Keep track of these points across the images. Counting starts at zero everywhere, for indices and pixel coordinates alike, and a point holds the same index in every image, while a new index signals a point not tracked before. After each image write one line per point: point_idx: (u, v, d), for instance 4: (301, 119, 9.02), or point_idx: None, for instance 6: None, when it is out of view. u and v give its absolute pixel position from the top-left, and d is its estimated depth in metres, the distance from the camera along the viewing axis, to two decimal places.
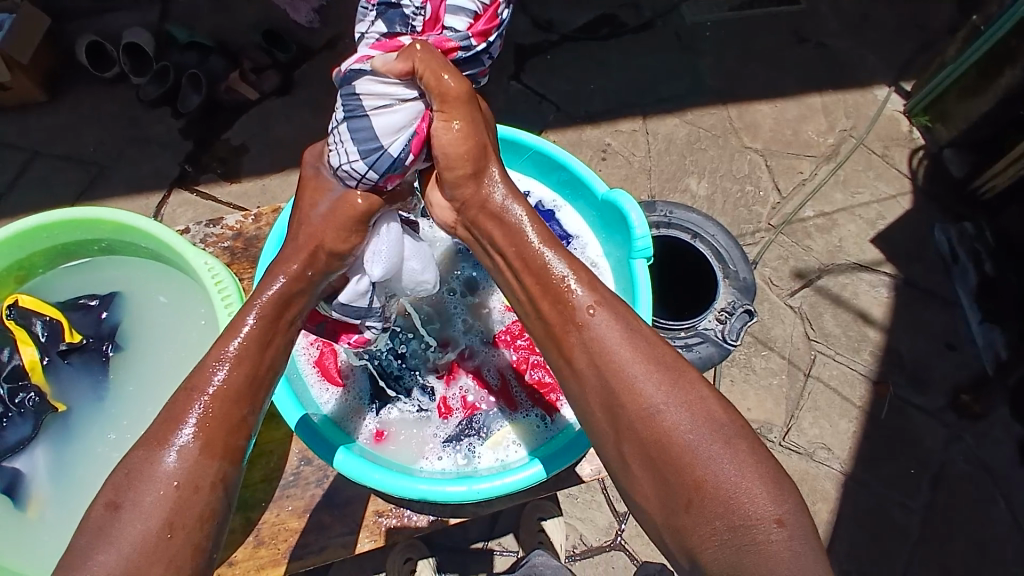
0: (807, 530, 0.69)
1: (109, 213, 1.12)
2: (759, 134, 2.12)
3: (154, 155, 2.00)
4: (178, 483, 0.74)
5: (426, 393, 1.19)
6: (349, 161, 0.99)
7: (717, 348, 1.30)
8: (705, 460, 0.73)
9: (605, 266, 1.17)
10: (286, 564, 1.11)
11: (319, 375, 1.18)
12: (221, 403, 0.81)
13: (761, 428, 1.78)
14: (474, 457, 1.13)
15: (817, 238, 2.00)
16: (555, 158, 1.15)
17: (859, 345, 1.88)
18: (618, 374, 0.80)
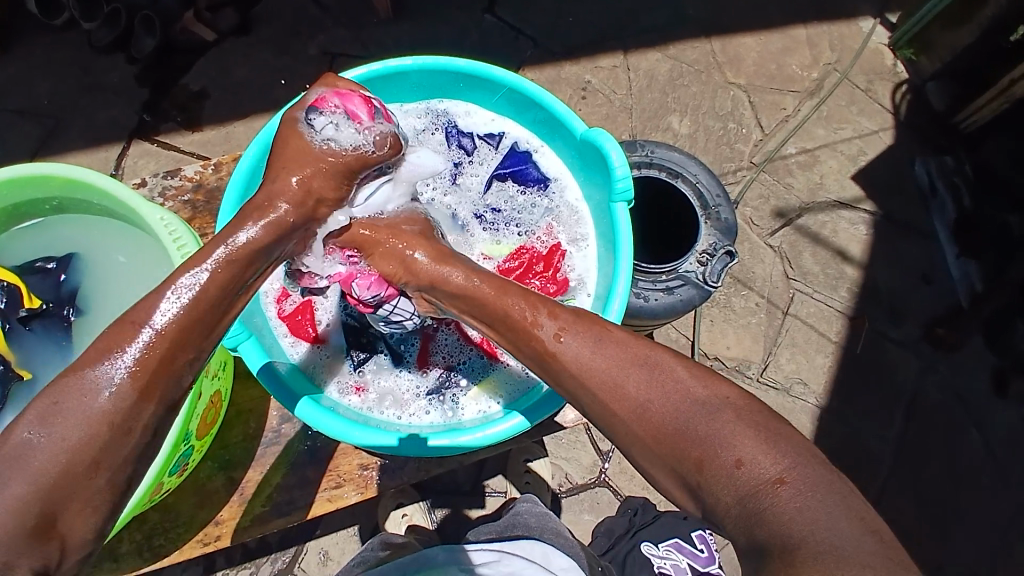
0: (817, 480, 0.62)
1: (56, 168, 1.05)
2: (742, 68, 2.05)
3: (110, 105, 1.88)
4: (113, 419, 0.67)
5: (405, 348, 1.16)
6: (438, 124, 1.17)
7: (698, 291, 1.30)
8: (700, 439, 0.67)
9: (585, 211, 1.14)
10: (273, 518, 1.11)
11: (292, 334, 1.15)
12: (169, 342, 0.73)
13: (738, 365, 1.81)
14: (459, 408, 1.13)
15: (798, 175, 1.98)
16: (530, 97, 1.08)
17: (837, 283, 1.89)
18: (600, 382, 0.75)
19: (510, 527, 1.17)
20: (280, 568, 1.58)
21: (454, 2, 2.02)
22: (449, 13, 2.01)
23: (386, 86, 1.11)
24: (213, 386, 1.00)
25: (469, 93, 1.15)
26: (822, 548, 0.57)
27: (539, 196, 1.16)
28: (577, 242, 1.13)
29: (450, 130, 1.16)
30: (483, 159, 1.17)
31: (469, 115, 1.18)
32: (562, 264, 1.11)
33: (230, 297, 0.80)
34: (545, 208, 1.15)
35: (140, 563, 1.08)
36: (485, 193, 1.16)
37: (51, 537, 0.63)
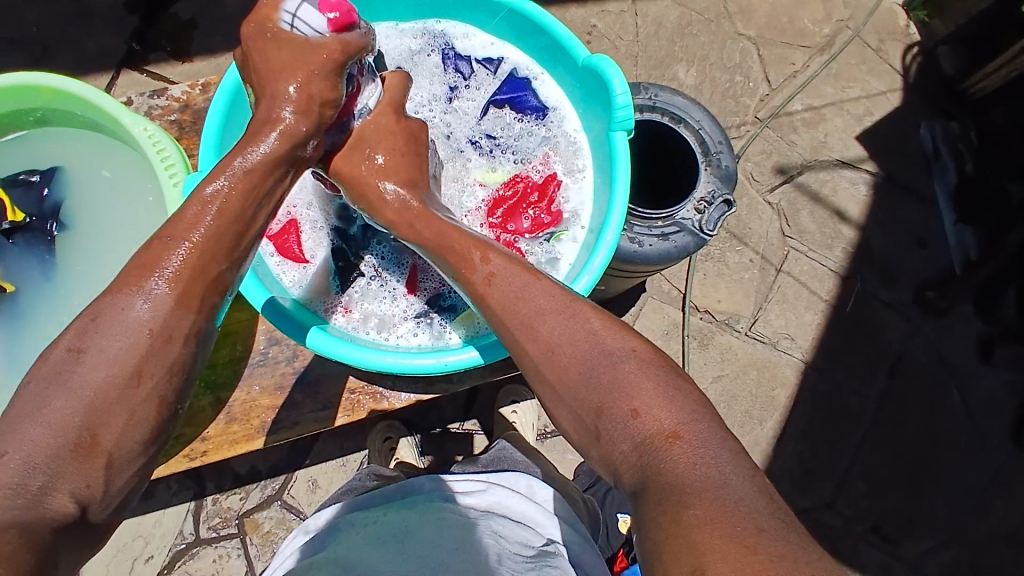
0: (708, 437, 0.67)
1: (42, 77, 1.02)
2: (753, 19, 1.99)
3: (99, 32, 1.81)
4: (150, 329, 0.70)
5: (395, 273, 1.14)
6: (430, 38, 1.13)
7: (694, 238, 1.29)
8: (606, 386, 0.72)
9: (583, 141, 1.10)
10: (258, 437, 1.12)
11: (280, 254, 1.13)
12: (204, 252, 0.76)
13: (727, 319, 1.81)
14: (446, 333, 1.11)
15: (803, 132, 1.94)
16: (532, 19, 1.04)
17: (832, 241, 1.89)
18: (517, 322, 0.80)
19: (495, 460, 1.18)
20: (270, 494, 1.62)
21: None
22: None
23: None
24: None
25: (468, 14, 1.11)
26: (713, 495, 0.61)
27: (536, 125, 1.12)
28: (573, 175, 1.10)
29: (446, 53, 1.12)
30: (480, 84, 1.13)
31: (467, 37, 1.13)
32: (556, 196, 1.08)
33: (258, 205, 0.82)
34: (542, 137, 1.12)
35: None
36: (480, 119, 1.12)
37: (97, 451, 0.65)
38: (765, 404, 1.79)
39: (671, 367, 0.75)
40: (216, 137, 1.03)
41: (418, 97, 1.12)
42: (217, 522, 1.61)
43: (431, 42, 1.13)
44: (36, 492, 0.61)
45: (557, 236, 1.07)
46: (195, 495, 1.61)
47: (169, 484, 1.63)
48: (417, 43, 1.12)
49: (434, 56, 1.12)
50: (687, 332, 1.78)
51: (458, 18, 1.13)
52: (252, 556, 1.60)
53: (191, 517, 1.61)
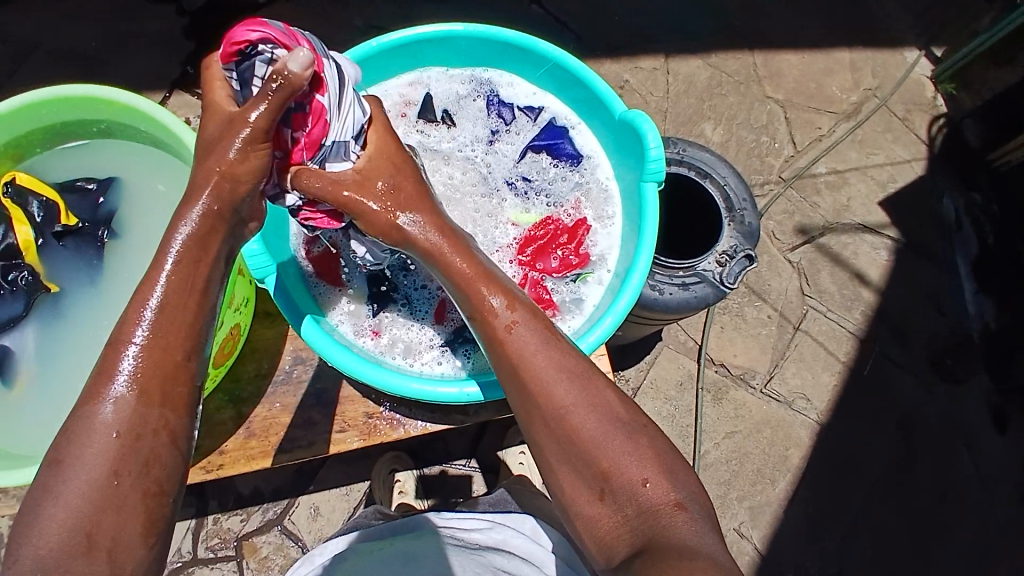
0: (705, 511, 0.73)
1: (111, 92, 1.09)
2: (782, 84, 2.06)
3: (156, 55, 1.92)
4: (118, 433, 0.67)
5: (425, 301, 1.16)
6: (476, 83, 1.19)
7: (714, 290, 1.31)
8: (614, 454, 0.75)
9: (615, 190, 1.14)
10: (274, 454, 1.15)
11: (317, 274, 1.16)
12: (155, 350, 0.71)
13: (743, 374, 1.81)
14: (468, 363, 1.13)
15: (826, 195, 1.98)
16: (574, 73, 1.10)
17: (851, 304, 1.90)
18: (530, 376, 0.79)
19: (500, 499, 1.17)
20: (271, 518, 1.62)
21: None
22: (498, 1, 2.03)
23: (435, 50, 1.15)
24: (234, 318, 1.04)
25: (514, 64, 1.17)
26: (714, 564, 0.66)
27: (569, 171, 1.16)
28: (603, 221, 1.13)
29: (491, 99, 1.18)
30: (520, 129, 1.18)
31: (511, 85, 1.19)
32: (585, 239, 1.11)
33: (200, 289, 0.75)
34: (575, 183, 1.15)
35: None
36: (518, 162, 1.16)
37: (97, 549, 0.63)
38: (778, 463, 1.77)
39: (667, 440, 0.79)
40: None
41: (460, 137, 1.16)
42: (215, 543, 1.59)
43: (477, 87, 1.19)
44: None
45: (583, 277, 1.10)
46: (196, 511, 1.60)
47: None
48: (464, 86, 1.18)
49: (478, 100, 1.18)
50: (702, 385, 1.78)
51: (505, 68, 1.19)
52: None
53: (190, 535, 1.59)
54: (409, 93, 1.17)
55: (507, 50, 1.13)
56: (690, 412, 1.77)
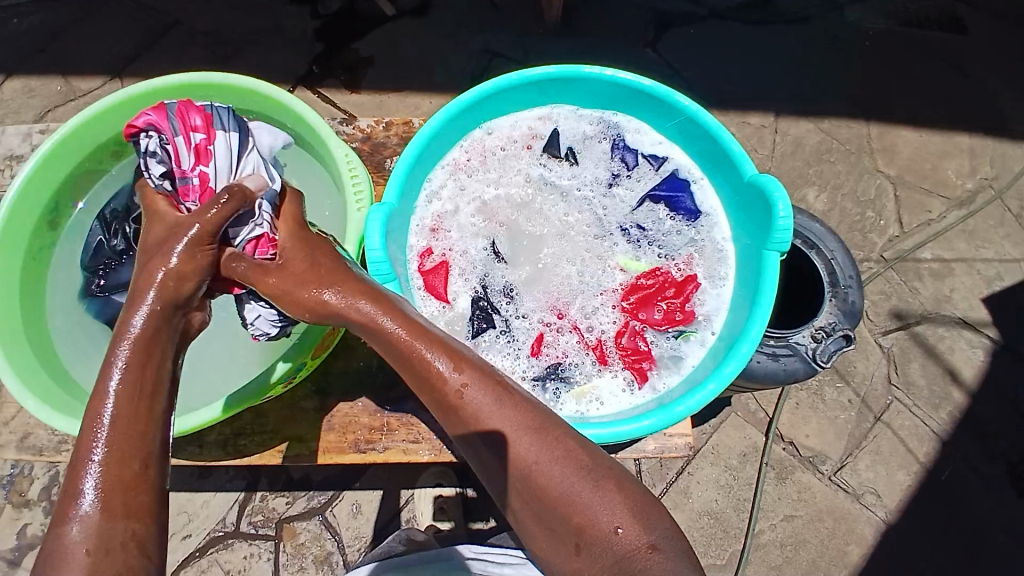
0: (680, 551, 0.68)
1: (268, 89, 1.12)
2: (895, 160, 1.98)
3: (286, 50, 2.03)
4: (87, 551, 0.56)
5: (523, 331, 1.07)
6: (604, 126, 1.19)
7: (804, 365, 1.25)
8: (583, 503, 0.69)
9: (730, 252, 1.11)
10: (350, 452, 1.15)
11: (425, 287, 1.08)
12: (110, 465, 0.61)
13: (812, 457, 1.71)
14: (558, 404, 1.02)
15: (927, 282, 1.87)
16: (706, 128, 1.08)
17: (939, 403, 1.77)
18: (488, 435, 0.73)
19: None
20: (314, 506, 1.61)
21: (623, 30, 2.05)
22: (614, 39, 2.04)
23: (569, 88, 1.16)
24: None
25: (644, 111, 1.16)
26: None
27: (685, 226, 1.14)
28: (714, 281, 1.10)
29: (616, 143, 1.18)
30: (641, 176, 1.17)
31: (638, 132, 1.18)
32: (693, 296, 1.08)
33: (154, 382, 0.66)
34: (690, 238, 1.13)
35: (219, 457, 1.13)
36: (634, 209, 1.15)
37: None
38: (835, 558, 1.65)
39: (637, 482, 0.73)
40: (405, 171, 1.03)
41: (581, 177, 1.17)
42: (258, 519, 1.59)
43: (604, 130, 1.19)
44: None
45: (686, 335, 1.07)
46: (246, 486, 1.61)
47: (226, 468, 1.63)
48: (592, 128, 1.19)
49: (604, 143, 1.19)
50: (767, 460, 1.69)
51: (635, 114, 1.18)
52: (281, 564, 1.57)
53: (236, 508, 1.60)
54: (537, 126, 1.19)
55: (640, 98, 1.13)
56: (749, 487, 1.68)
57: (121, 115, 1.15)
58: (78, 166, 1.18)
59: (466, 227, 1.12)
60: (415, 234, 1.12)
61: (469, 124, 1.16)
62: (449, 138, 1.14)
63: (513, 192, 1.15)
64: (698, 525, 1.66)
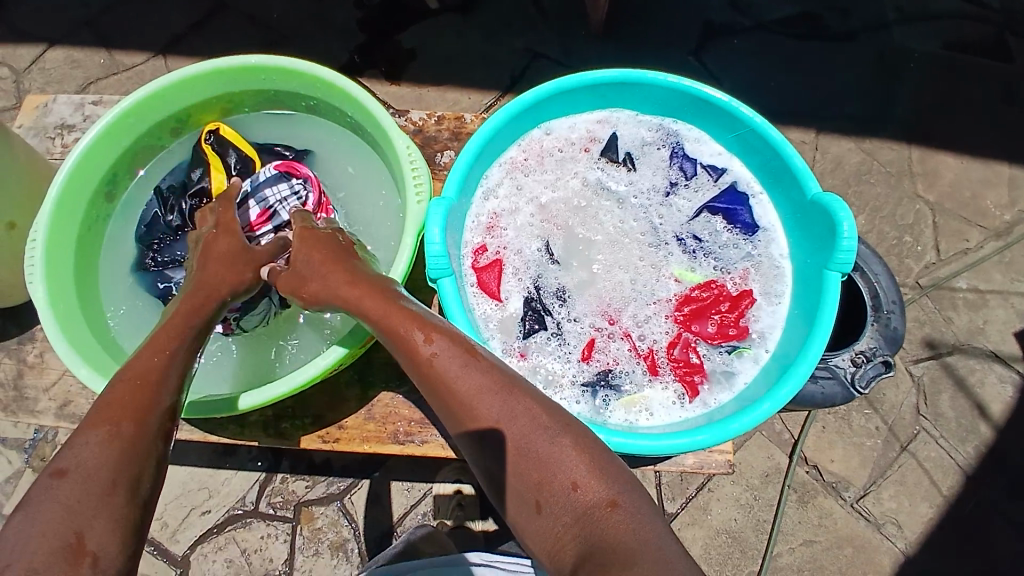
0: (639, 505, 0.71)
1: (328, 75, 1.12)
2: (935, 186, 1.95)
3: (329, 37, 2.02)
4: (79, 508, 0.61)
5: (574, 335, 1.08)
6: (664, 132, 1.18)
7: (843, 390, 1.24)
8: (544, 461, 0.73)
9: (787, 269, 1.11)
10: (389, 443, 1.15)
11: (477, 285, 1.10)
12: (111, 431, 0.68)
13: (836, 483, 1.69)
14: (607, 411, 1.03)
15: (961, 313, 1.84)
16: (771, 142, 1.07)
17: (966, 436, 1.74)
18: (456, 398, 0.78)
19: None
20: (333, 493, 1.60)
21: (667, 36, 2.03)
22: (658, 45, 2.02)
23: (631, 92, 1.15)
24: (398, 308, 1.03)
25: (706, 120, 1.15)
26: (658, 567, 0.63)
27: (742, 240, 1.14)
28: (768, 298, 1.10)
29: (676, 151, 1.17)
30: (699, 187, 1.17)
31: (698, 141, 1.18)
32: (747, 312, 1.09)
33: (160, 382, 0.76)
34: (746, 253, 1.13)
35: (260, 438, 1.14)
36: (691, 220, 1.15)
37: (82, 553, 0.59)
38: None
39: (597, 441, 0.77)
40: (465, 167, 1.03)
41: (639, 184, 1.17)
42: (277, 501, 1.60)
43: (664, 136, 1.18)
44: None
45: (739, 351, 1.07)
46: (268, 467, 1.61)
47: (250, 449, 1.63)
48: (652, 133, 1.18)
49: (664, 150, 1.18)
50: (790, 483, 1.67)
51: (696, 123, 1.18)
52: (297, 546, 1.58)
53: (257, 487, 1.60)
54: (597, 129, 1.19)
55: (703, 107, 1.12)
56: (770, 509, 1.66)
57: (183, 93, 1.18)
58: (139, 138, 1.21)
59: (523, 228, 1.13)
60: (471, 232, 1.13)
61: (526, 123, 1.15)
62: (507, 137, 1.14)
63: (570, 195, 1.16)
64: (715, 544, 1.64)
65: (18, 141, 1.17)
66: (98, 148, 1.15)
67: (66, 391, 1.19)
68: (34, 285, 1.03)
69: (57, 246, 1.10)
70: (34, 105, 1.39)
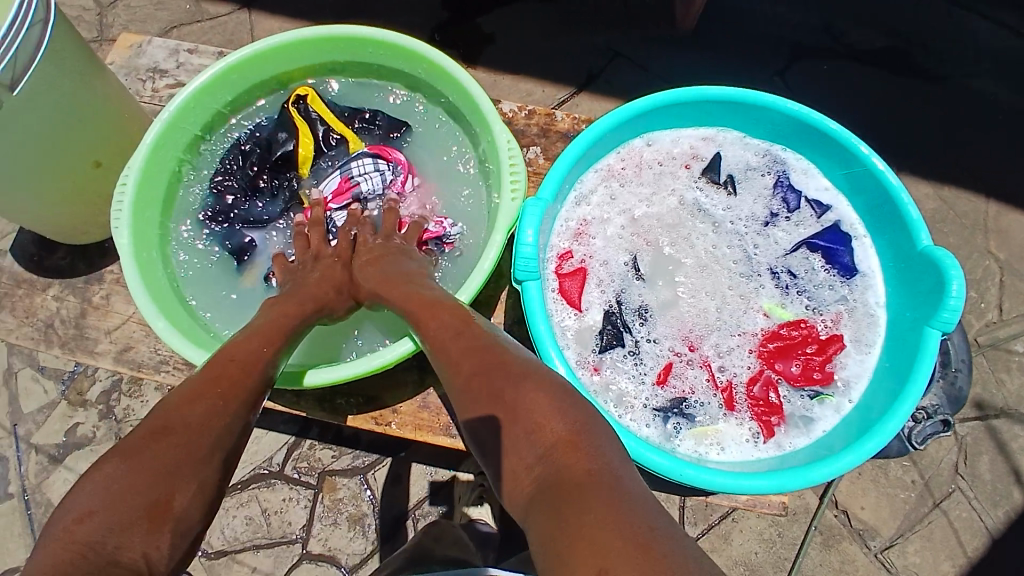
0: (599, 446, 0.74)
1: (439, 56, 1.14)
2: (1008, 244, 1.88)
3: (410, 10, 2.00)
4: (169, 475, 0.66)
5: (652, 357, 1.06)
6: (772, 158, 1.16)
7: (898, 445, 1.22)
8: (513, 403, 0.79)
9: (882, 320, 1.09)
10: (439, 433, 1.14)
11: (559, 293, 1.08)
12: (206, 410, 0.73)
13: (862, 531, 1.65)
14: (676, 440, 1.02)
15: (1016, 377, 1.78)
16: (887, 188, 1.04)
17: (1002, 503, 1.69)
18: (447, 357, 0.87)
19: None
20: (358, 466, 1.61)
21: (753, 52, 1.97)
22: (741, 59, 1.96)
23: (745, 111, 1.12)
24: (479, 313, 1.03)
25: (820, 153, 1.13)
26: (613, 497, 0.66)
27: (839, 282, 1.11)
28: (859, 347, 1.08)
29: (781, 180, 1.15)
30: (801, 220, 1.14)
31: (806, 173, 1.15)
32: (835, 359, 1.07)
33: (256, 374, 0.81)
34: (841, 296, 1.10)
35: (312, 411, 1.14)
36: (788, 253, 1.12)
37: (166, 517, 0.63)
38: None
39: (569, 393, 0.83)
40: (566, 166, 1.03)
41: (738, 209, 1.14)
42: (303, 466, 1.61)
43: (771, 163, 1.16)
44: (112, 551, 0.59)
45: (822, 398, 1.05)
46: (297, 432, 1.61)
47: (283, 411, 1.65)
48: (757, 159, 1.16)
49: (770, 177, 1.15)
50: (816, 523, 1.64)
51: (806, 154, 1.15)
52: (316, 514, 1.58)
53: (284, 450, 1.61)
54: (701, 145, 1.17)
55: (820, 139, 1.09)
56: (792, 547, 1.63)
57: (288, 55, 1.22)
58: (236, 94, 1.23)
59: (614, 240, 1.11)
60: (556, 236, 1.12)
61: (629, 132, 1.14)
62: (608, 143, 1.13)
63: (664, 210, 1.14)
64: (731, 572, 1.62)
65: (111, 79, 1.16)
66: (197, 100, 1.18)
67: (127, 336, 1.22)
68: (118, 230, 1.07)
69: (145, 191, 1.14)
70: (129, 44, 1.41)
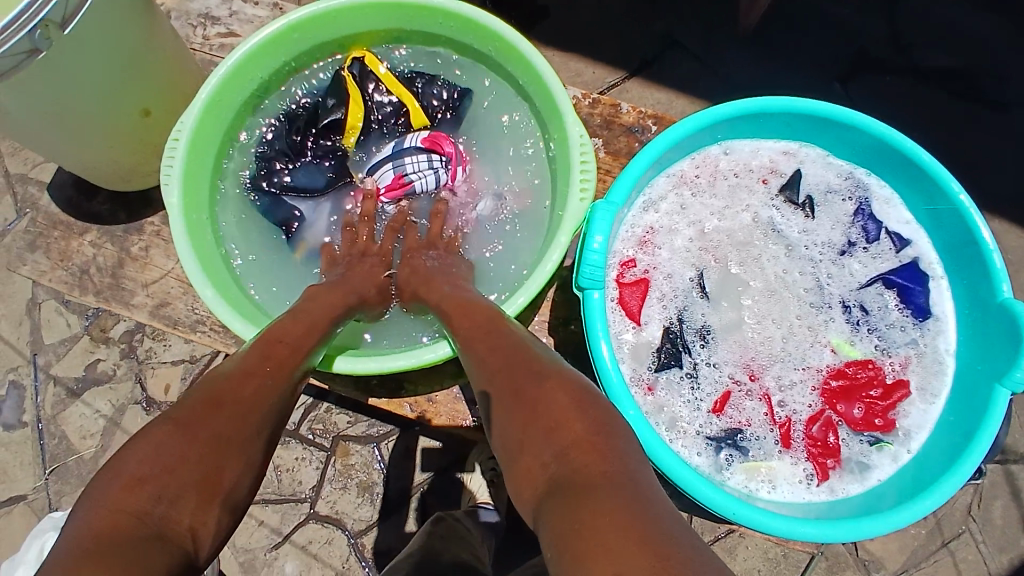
0: (616, 448, 0.71)
1: (512, 34, 1.09)
2: None
3: None
4: (217, 456, 0.66)
5: (710, 383, 1.08)
6: (853, 183, 1.14)
7: None
8: (531, 399, 0.77)
9: (950, 367, 1.09)
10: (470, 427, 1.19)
11: (620, 307, 1.09)
12: (252, 391, 0.73)
13: (868, 560, 1.64)
14: (726, 471, 1.04)
15: None
16: (973, 233, 1.03)
17: (1012, 549, 1.66)
18: (473, 353, 0.87)
19: None
20: (371, 434, 1.55)
21: (815, 57, 1.87)
22: (802, 64, 1.86)
23: (832, 130, 1.11)
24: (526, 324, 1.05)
25: (906, 184, 1.11)
26: (621, 500, 0.63)
27: (911, 324, 1.11)
28: (922, 395, 1.08)
29: (862, 208, 1.14)
30: (879, 254, 1.13)
31: (887, 205, 1.14)
32: (898, 406, 1.07)
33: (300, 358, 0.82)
34: (911, 339, 1.10)
35: (346, 387, 1.19)
36: (860, 288, 1.12)
37: (212, 495, 0.65)
38: None
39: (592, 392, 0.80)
40: (638, 170, 1.02)
41: (816, 235, 1.14)
42: (317, 428, 1.55)
43: (850, 188, 1.14)
44: (160, 523, 0.60)
45: (881, 445, 1.06)
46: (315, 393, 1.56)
47: None
48: (834, 182, 1.15)
49: (848, 203, 1.14)
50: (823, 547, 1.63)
51: (889, 181, 1.14)
52: (327, 476, 1.53)
53: (301, 410, 1.56)
54: (779, 160, 1.16)
55: (912, 172, 1.08)
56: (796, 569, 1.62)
57: (347, 19, 1.15)
58: (294, 56, 1.17)
59: (684, 256, 1.12)
60: (620, 243, 1.12)
61: (707, 139, 1.13)
62: (684, 149, 1.12)
63: (736, 227, 1.14)
64: None
65: (167, 26, 1.13)
66: (255, 58, 1.12)
67: (165, 292, 1.26)
68: (169, 187, 1.03)
69: (197, 152, 1.09)
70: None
